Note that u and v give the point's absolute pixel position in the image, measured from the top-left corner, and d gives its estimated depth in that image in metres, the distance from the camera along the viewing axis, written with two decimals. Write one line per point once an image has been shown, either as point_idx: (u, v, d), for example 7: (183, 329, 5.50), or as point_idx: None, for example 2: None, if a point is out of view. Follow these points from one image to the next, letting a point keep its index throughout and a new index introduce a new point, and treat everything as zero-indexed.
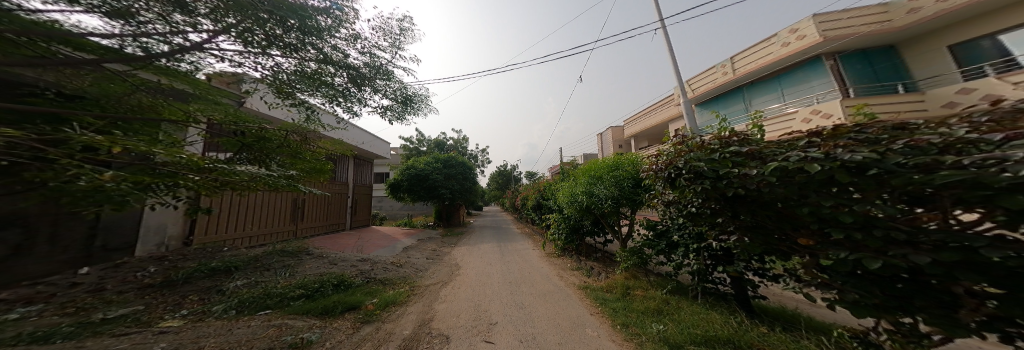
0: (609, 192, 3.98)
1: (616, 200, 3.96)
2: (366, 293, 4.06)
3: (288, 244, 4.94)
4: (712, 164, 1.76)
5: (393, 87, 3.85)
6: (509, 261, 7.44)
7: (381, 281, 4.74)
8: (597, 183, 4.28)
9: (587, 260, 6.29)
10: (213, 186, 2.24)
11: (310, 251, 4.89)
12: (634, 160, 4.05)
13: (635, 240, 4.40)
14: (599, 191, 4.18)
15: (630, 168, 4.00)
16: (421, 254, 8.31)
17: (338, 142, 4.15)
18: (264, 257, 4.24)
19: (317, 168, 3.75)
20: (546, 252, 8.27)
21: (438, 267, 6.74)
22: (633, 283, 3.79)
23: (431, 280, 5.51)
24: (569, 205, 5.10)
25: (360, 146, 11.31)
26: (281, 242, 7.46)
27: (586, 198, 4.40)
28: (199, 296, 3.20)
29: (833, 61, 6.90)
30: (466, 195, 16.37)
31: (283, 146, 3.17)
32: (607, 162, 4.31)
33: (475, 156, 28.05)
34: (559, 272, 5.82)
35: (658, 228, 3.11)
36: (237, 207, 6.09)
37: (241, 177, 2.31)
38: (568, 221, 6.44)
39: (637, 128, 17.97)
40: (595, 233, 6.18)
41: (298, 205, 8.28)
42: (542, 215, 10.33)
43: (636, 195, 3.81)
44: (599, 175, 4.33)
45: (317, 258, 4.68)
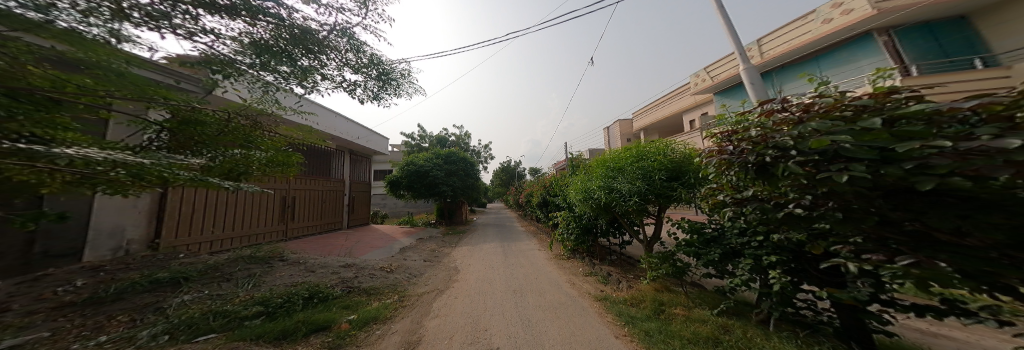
0: (633, 186, 3.22)
1: (642, 197, 3.18)
2: (343, 308, 3.44)
3: (262, 247, 4.36)
4: (863, 138, 0.90)
5: (367, 60, 3.20)
6: (514, 264, 6.79)
7: (365, 291, 4.11)
8: (618, 177, 3.52)
9: (602, 265, 5.56)
10: (119, 187, 1.61)
11: (285, 255, 4.29)
12: (665, 147, 3.26)
13: (664, 244, 3.65)
14: (620, 186, 3.42)
15: (660, 158, 3.21)
16: (419, 256, 7.70)
17: (306, 130, 3.45)
18: (227, 264, 3.64)
19: (279, 161, 3.08)
20: (554, 253, 7.57)
21: (434, 271, 6.11)
22: (667, 298, 3.04)
23: (425, 287, 4.87)
24: (582, 203, 4.37)
25: (354, 141, 10.75)
26: (267, 243, 6.91)
27: (603, 194, 3.63)
28: (129, 316, 2.58)
29: (886, 37, 6.08)
30: (469, 192, 15.76)
31: (230, 133, 2.50)
32: (628, 152, 3.55)
33: (478, 152, 27.51)
34: (571, 279, 5.13)
35: (706, 234, 2.33)
36: (214, 205, 5.52)
37: (163, 180, 1.68)
38: (579, 220, 5.74)
39: (647, 121, 17.04)
40: (611, 233, 5.47)
41: (287, 204, 7.73)
42: (549, 213, 9.64)
43: (669, 191, 3.02)
44: (619, 166, 3.56)
45: (292, 265, 4.06)
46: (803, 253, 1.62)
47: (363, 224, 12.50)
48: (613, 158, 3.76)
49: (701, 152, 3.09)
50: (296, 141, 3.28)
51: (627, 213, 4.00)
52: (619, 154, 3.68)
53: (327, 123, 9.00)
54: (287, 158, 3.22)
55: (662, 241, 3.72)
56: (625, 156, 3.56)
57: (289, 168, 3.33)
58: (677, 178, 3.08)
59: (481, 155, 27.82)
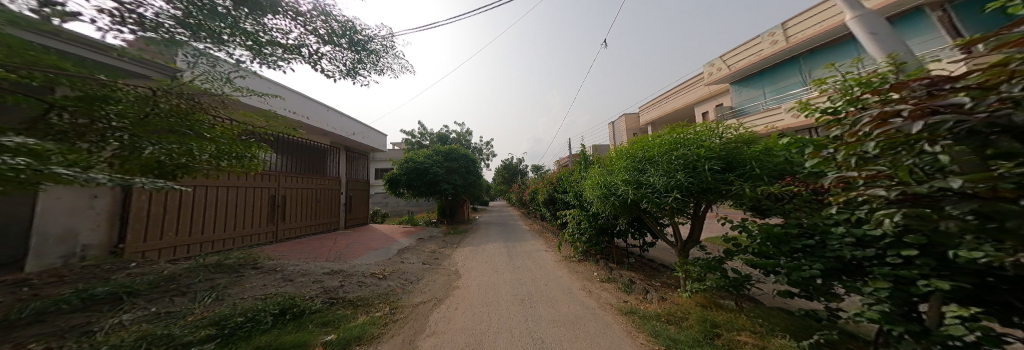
0: (670, 180, 2.60)
1: (681, 192, 2.56)
2: (324, 325, 2.92)
3: (235, 252, 3.84)
4: None
5: (337, 26, 2.66)
6: (520, 267, 6.27)
7: (351, 302, 3.58)
8: (647, 170, 2.91)
9: (620, 270, 4.99)
10: None
11: (261, 262, 3.76)
12: (708, 132, 2.65)
13: (705, 249, 3.06)
14: (650, 180, 2.81)
15: (703, 145, 2.58)
16: (417, 259, 7.21)
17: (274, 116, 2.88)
18: (189, 274, 3.09)
19: (235, 152, 2.55)
20: (562, 255, 7.01)
21: (432, 278, 5.58)
22: (720, 318, 2.45)
23: (421, 297, 4.39)
24: (599, 200, 3.76)
25: (350, 137, 10.27)
26: (254, 246, 6.44)
27: (627, 189, 3.03)
28: (44, 344, 1.93)
29: (942, 12, 5.51)
30: (471, 190, 15.26)
31: (161, 115, 1.97)
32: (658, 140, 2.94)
33: (479, 150, 27.07)
34: (586, 286, 4.59)
35: (793, 241, 1.72)
36: (189, 205, 5.03)
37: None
38: (592, 219, 5.17)
39: (655, 115, 16.37)
40: (628, 234, 4.92)
41: (276, 203, 7.24)
42: (555, 211, 9.11)
43: (719, 186, 2.38)
44: (649, 157, 2.94)
45: (268, 273, 3.53)
46: (994, 278, 1.04)
47: (361, 224, 12.04)
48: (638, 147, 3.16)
49: (758, 136, 2.47)
50: (260, 129, 2.72)
51: (654, 211, 3.40)
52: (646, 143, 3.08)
53: (319, 117, 8.50)
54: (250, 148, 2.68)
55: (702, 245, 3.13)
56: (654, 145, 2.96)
57: (245, 162, 2.79)
58: (727, 170, 2.44)
59: (483, 153, 27.43)
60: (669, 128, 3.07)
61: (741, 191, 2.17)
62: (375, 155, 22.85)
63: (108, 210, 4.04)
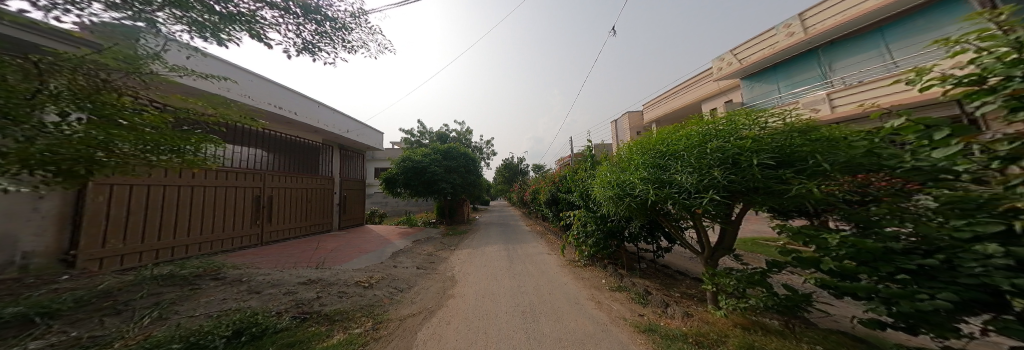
0: (698, 180, 2.14)
1: (718, 192, 2.04)
2: (287, 346, 2.44)
3: (194, 261, 3.35)
4: None
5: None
6: (521, 272, 5.82)
7: (327, 317, 3.11)
8: (672, 166, 2.43)
9: (631, 277, 4.52)
10: None
11: (223, 271, 3.29)
12: (748, 120, 2.15)
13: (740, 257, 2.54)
14: (676, 179, 2.32)
15: (745, 136, 2.08)
16: (411, 263, 6.76)
17: (225, 101, 2.42)
18: (133, 287, 2.62)
19: (172, 145, 2.08)
20: (566, 259, 6.54)
21: (425, 285, 5.14)
22: (772, 346, 1.97)
23: (411, 308, 3.93)
24: (610, 201, 3.28)
25: (343, 135, 9.83)
26: (236, 250, 6.02)
27: (645, 190, 2.55)
28: None
29: None
30: (471, 190, 14.77)
31: (62, 95, 1.51)
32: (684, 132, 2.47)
33: (479, 148, 26.65)
34: (595, 296, 4.12)
35: (898, 258, 1.21)
36: (157, 207, 4.67)
37: None
38: (599, 221, 4.70)
39: (661, 112, 15.85)
40: (640, 238, 4.45)
41: (262, 204, 6.85)
42: (557, 212, 8.65)
43: (769, 184, 1.85)
44: (672, 151, 2.46)
45: (230, 285, 3.06)
46: None
47: (357, 225, 11.64)
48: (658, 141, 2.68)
49: (816, 122, 1.96)
50: (205, 117, 2.23)
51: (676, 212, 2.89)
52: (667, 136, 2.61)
53: (309, 114, 8.02)
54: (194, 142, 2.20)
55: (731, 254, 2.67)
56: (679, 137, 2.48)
57: (188, 157, 2.30)
58: (779, 164, 1.92)
59: (483, 151, 27.02)
60: (695, 118, 2.59)
61: (804, 191, 1.66)
62: (374, 154, 22.51)
63: (58, 213, 3.64)
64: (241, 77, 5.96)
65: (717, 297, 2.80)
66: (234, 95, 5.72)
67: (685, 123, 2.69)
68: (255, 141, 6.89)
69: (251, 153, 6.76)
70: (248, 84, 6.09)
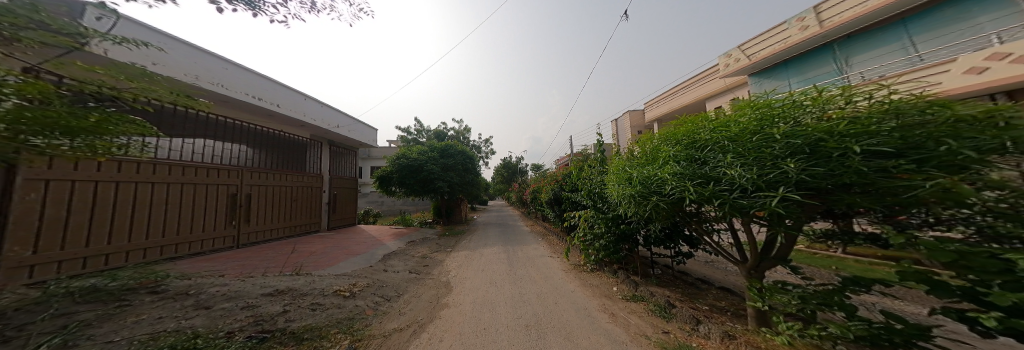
0: (751, 173, 1.61)
1: (792, 190, 1.47)
2: None
3: (129, 271, 2.78)
4: None
5: None
6: (522, 278, 5.34)
7: (294, 336, 2.56)
8: (717, 158, 1.91)
9: (647, 285, 4.04)
10: None
11: (167, 282, 2.73)
12: (819, 100, 1.61)
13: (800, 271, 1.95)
14: (725, 173, 1.79)
15: (827, 117, 1.53)
16: (403, 267, 6.24)
17: (146, 73, 1.85)
18: (36, 306, 2.06)
19: (71, 128, 1.48)
20: (571, 263, 6.08)
21: (417, 292, 4.63)
22: None
23: (399, 321, 3.40)
24: (628, 200, 2.78)
25: (333, 130, 9.26)
26: (206, 253, 5.58)
27: (680, 187, 2.04)
28: None
29: None
30: (469, 189, 14.27)
31: None
32: (730, 117, 1.98)
33: (477, 147, 26.25)
34: (608, 308, 3.63)
35: None
36: (106, 206, 4.19)
37: None
38: (610, 223, 4.23)
39: (663, 111, 15.48)
40: (657, 242, 3.97)
41: (238, 202, 6.41)
42: (559, 212, 8.20)
43: (877, 180, 1.26)
44: (716, 140, 1.96)
45: (170, 300, 2.50)
46: None
47: (348, 226, 11.08)
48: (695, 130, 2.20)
49: (939, 96, 1.37)
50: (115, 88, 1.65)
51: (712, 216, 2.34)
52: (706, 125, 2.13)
53: (293, 106, 7.47)
54: (99, 123, 1.58)
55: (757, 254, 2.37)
56: (724, 124, 1.99)
57: (94, 142, 1.71)
58: (885, 154, 1.34)
59: (482, 150, 26.63)
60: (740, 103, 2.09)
61: (948, 188, 1.10)
62: (370, 152, 21.96)
63: None
64: (213, 63, 5.43)
65: (765, 315, 2.31)
66: (204, 83, 5.18)
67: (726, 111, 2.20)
68: (228, 135, 6.44)
69: (224, 149, 6.32)
70: (221, 71, 5.53)
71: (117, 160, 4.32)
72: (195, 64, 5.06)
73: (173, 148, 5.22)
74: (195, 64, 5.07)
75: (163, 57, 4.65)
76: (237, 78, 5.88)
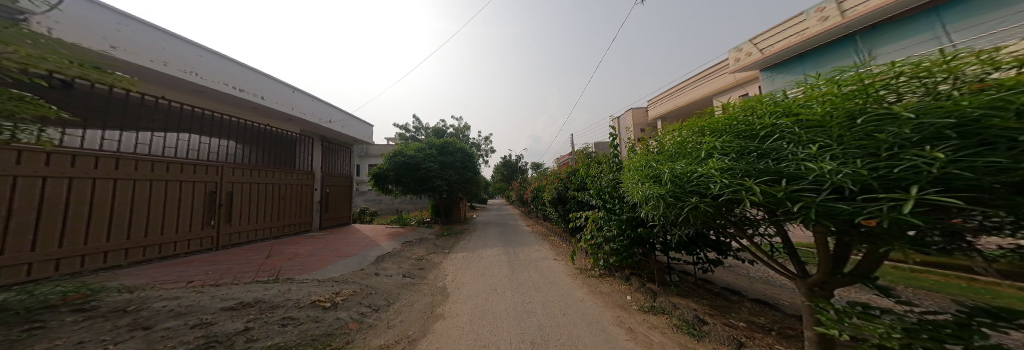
0: (853, 166, 1.14)
1: (935, 190, 0.99)
2: None
3: (55, 284, 2.29)
4: None
5: None
6: (524, 284, 4.90)
7: None
8: (790, 149, 1.44)
9: (667, 294, 3.61)
10: None
11: (100, 297, 2.25)
12: (959, 70, 1.11)
13: (894, 295, 1.48)
14: (807, 166, 1.32)
15: (980, 87, 1.04)
16: (397, 270, 5.79)
17: (27, 34, 1.45)
18: None
19: None
20: (577, 268, 5.66)
21: (410, 300, 4.18)
22: None
23: (387, 336, 2.95)
24: (652, 201, 2.35)
25: (324, 125, 8.79)
26: (177, 256, 5.20)
27: (734, 186, 1.58)
28: None
29: None
30: (468, 187, 13.81)
31: None
32: (805, 96, 1.50)
33: (477, 145, 25.84)
34: (625, 321, 3.19)
35: None
36: (55, 206, 3.80)
37: None
38: (624, 225, 3.78)
39: (668, 108, 15.04)
40: (678, 249, 3.51)
41: (218, 201, 6.02)
42: (563, 212, 7.77)
43: None
44: (787, 125, 1.48)
45: (100, 320, 2.01)
46: None
47: (341, 225, 10.63)
48: (752, 114, 1.73)
49: None
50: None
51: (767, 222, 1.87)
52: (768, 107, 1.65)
53: (280, 99, 7.01)
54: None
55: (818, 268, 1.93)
56: (798, 104, 1.51)
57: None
58: None
59: (481, 148, 26.22)
60: (816, 80, 1.61)
61: None
62: (366, 150, 21.47)
63: None
64: (187, 50, 5.00)
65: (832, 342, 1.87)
66: (174, 71, 4.74)
67: (794, 92, 1.71)
68: (208, 128, 6.06)
69: (204, 143, 5.93)
70: (195, 59, 5.08)
71: (70, 154, 3.95)
72: (164, 50, 4.61)
73: (141, 141, 4.84)
74: (164, 50, 4.62)
75: (129, 40, 4.20)
76: (215, 67, 5.44)
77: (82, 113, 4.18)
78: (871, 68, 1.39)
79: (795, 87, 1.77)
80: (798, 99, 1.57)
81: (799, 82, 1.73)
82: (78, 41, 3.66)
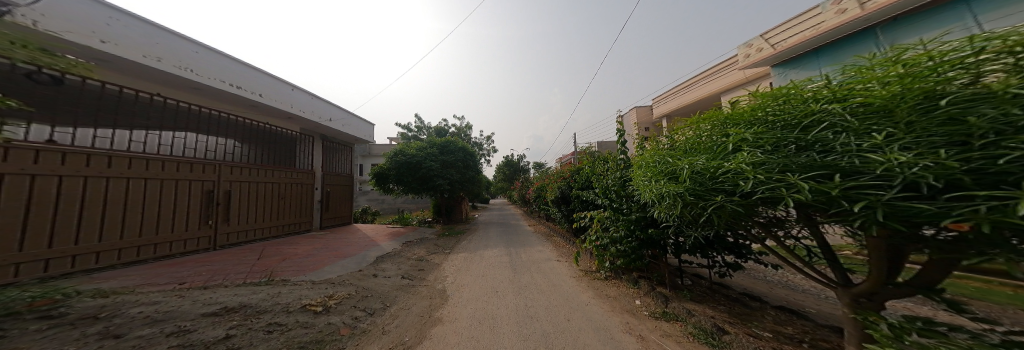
0: (935, 155, 0.91)
1: None
2: None
3: (23, 288, 2.13)
4: None
5: None
6: (526, 286, 4.69)
7: None
8: (842, 139, 1.21)
9: (680, 300, 3.37)
10: None
11: (71, 303, 2.08)
12: None
13: (966, 309, 1.25)
14: (869, 158, 1.10)
15: None
16: (395, 271, 5.63)
17: None
18: None
19: None
20: (581, 269, 5.44)
21: (407, 303, 4.00)
22: None
23: (380, 343, 2.77)
24: (667, 199, 2.13)
25: (325, 123, 8.67)
26: (174, 256, 5.10)
27: (770, 182, 1.36)
28: None
29: None
30: (470, 187, 13.65)
31: None
32: (858, 79, 1.28)
33: (479, 144, 25.70)
34: (635, 329, 2.96)
35: None
36: (44, 205, 3.69)
37: None
38: (633, 226, 3.56)
39: (673, 106, 14.70)
40: (691, 251, 3.28)
41: (216, 200, 5.92)
42: (566, 212, 7.55)
43: None
44: (839, 112, 1.26)
45: (66, 328, 1.84)
46: None
47: (342, 225, 10.54)
48: (789, 101, 1.51)
49: None
50: None
51: (803, 224, 1.65)
52: (810, 93, 1.44)
53: (279, 97, 6.90)
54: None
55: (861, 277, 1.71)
56: (850, 88, 1.29)
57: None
58: None
59: (483, 147, 26.08)
60: (868, 62, 1.38)
61: None
62: (368, 150, 21.40)
63: None
64: (183, 46, 4.90)
65: None
66: (169, 67, 4.63)
67: (838, 77, 1.50)
68: (205, 126, 5.97)
69: (201, 141, 5.84)
70: (190, 55, 4.97)
71: (60, 151, 3.85)
72: (158, 45, 4.51)
73: (136, 139, 4.75)
74: (157, 45, 4.51)
75: (120, 34, 4.09)
76: (212, 64, 5.34)
77: (73, 110, 4.08)
78: (944, 43, 1.17)
79: (838, 72, 1.55)
80: (848, 83, 1.35)
81: (844, 67, 1.52)
82: (66, 35, 3.55)
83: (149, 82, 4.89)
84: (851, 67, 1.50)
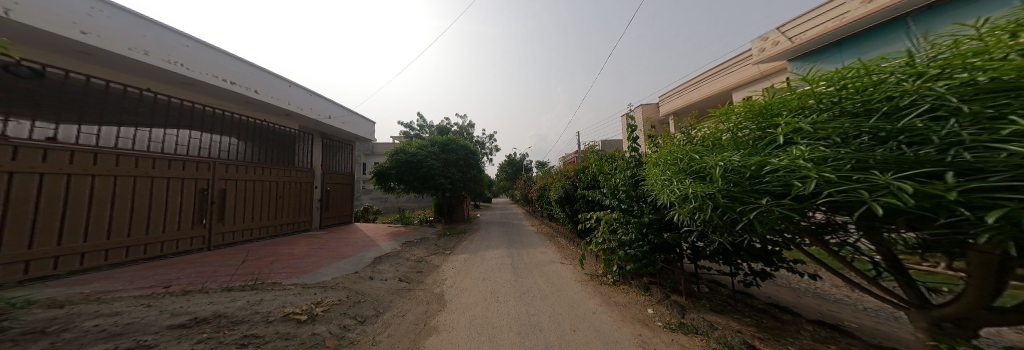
0: None
1: None
2: None
3: None
4: None
5: None
6: (529, 291, 4.41)
7: None
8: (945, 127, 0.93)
9: (698, 310, 3.06)
10: None
11: (16, 316, 1.85)
12: None
13: None
14: (1002, 151, 0.81)
15: None
16: (392, 273, 5.41)
17: None
18: None
19: None
20: (587, 273, 5.15)
21: (402, 309, 3.76)
22: None
23: None
24: (693, 201, 1.84)
25: (324, 121, 8.49)
26: (165, 256, 4.95)
27: (838, 182, 1.07)
28: None
29: None
30: (471, 186, 13.43)
31: None
32: (967, 52, 0.99)
33: (481, 143, 25.48)
34: (651, 343, 2.65)
35: None
36: (23, 204, 3.53)
37: None
38: (646, 229, 3.25)
39: (680, 104, 14.25)
40: (712, 258, 2.97)
41: (210, 199, 5.76)
42: (570, 212, 7.25)
43: None
44: (935, 94, 0.97)
45: (3, 346, 1.60)
46: None
47: (342, 224, 10.40)
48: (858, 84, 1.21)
49: None
50: None
51: (871, 233, 1.36)
52: (892, 71, 1.13)
53: (276, 93, 6.71)
54: None
55: (941, 294, 1.40)
56: (957, 62, 0.99)
57: None
58: None
59: (485, 146, 25.85)
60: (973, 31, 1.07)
61: None
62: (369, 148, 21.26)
63: None
64: (173, 40, 4.74)
65: None
66: (157, 61, 4.45)
67: (927, 56, 1.19)
68: (199, 123, 5.81)
69: (194, 138, 5.67)
70: (179, 48, 4.79)
71: (41, 148, 3.68)
72: (144, 38, 4.33)
73: (123, 136, 4.57)
74: (144, 38, 4.33)
75: (103, 25, 3.91)
76: (203, 58, 5.16)
77: (56, 105, 3.97)
78: None
79: (923, 48, 1.24)
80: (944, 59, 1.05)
81: (931, 42, 1.21)
82: (42, 26, 3.36)
83: (138, 76, 4.72)
84: (944, 42, 1.19)
